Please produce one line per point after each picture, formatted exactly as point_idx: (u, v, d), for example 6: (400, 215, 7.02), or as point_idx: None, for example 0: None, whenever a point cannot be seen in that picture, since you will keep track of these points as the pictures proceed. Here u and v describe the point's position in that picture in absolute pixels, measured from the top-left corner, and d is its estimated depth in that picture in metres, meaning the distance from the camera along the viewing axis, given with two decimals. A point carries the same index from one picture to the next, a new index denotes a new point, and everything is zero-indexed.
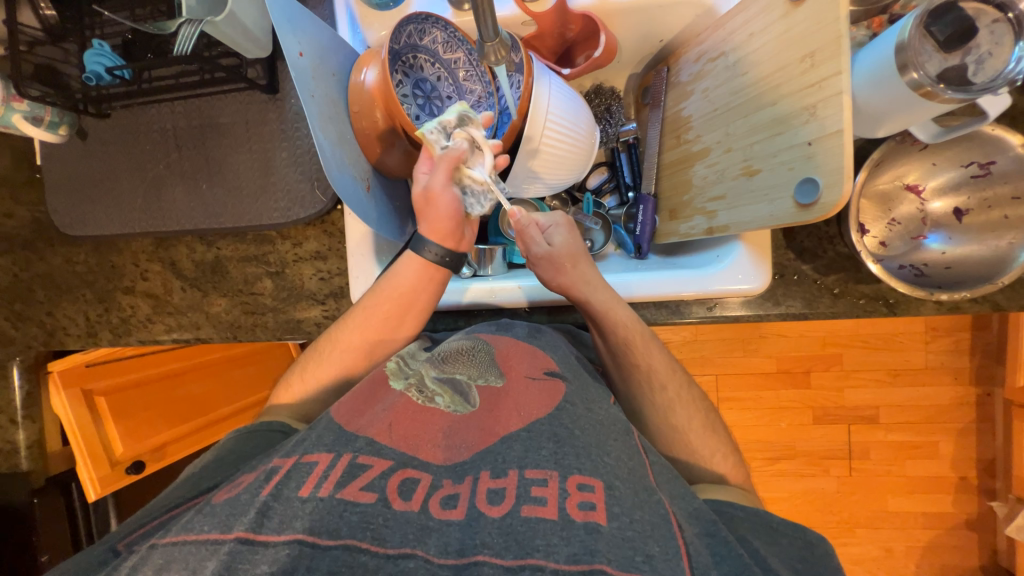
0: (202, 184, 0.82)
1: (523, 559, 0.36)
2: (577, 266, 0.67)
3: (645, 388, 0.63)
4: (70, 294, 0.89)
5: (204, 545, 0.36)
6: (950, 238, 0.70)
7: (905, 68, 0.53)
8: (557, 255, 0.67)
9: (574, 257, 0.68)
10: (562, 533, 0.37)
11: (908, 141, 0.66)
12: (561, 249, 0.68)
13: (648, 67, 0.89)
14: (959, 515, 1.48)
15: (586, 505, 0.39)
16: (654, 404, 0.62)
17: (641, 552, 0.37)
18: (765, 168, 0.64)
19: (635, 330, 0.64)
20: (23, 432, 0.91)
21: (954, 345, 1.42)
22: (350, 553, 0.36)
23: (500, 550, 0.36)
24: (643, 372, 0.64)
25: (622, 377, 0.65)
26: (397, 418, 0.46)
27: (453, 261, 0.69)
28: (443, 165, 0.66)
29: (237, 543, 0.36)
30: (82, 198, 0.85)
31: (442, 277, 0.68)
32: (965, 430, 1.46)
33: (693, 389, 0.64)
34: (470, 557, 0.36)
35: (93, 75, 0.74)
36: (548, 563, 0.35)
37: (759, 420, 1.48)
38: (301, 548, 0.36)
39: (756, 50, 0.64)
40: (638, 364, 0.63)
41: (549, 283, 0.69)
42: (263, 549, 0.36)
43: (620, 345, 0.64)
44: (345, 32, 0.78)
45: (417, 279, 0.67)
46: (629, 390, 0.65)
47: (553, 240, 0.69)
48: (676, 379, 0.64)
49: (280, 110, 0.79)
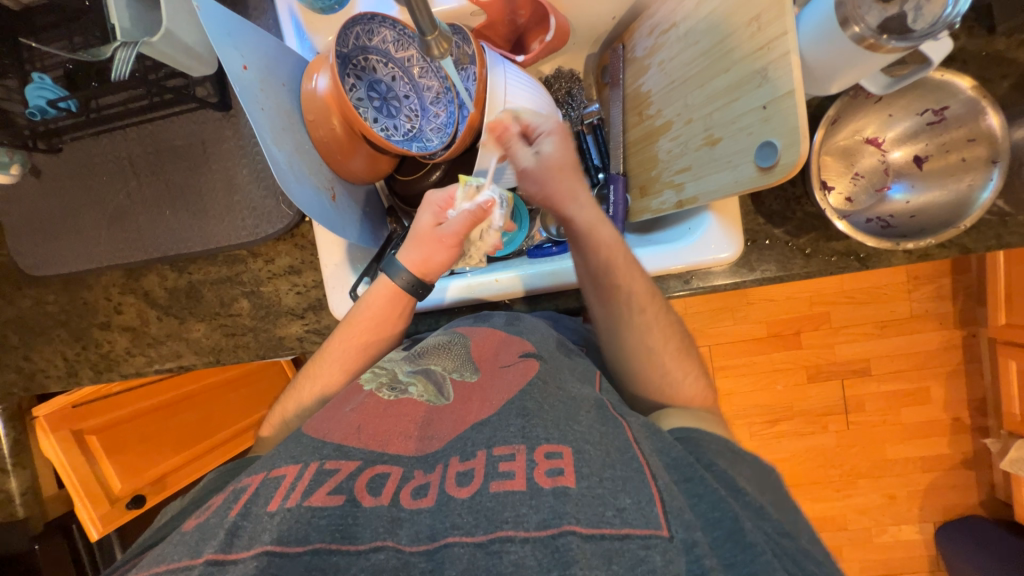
0: (166, 210, 0.80)
1: (493, 533, 0.36)
2: (565, 179, 0.64)
3: (624, 309, 0.62)
4: (45, 335, 0.88)
5: (172, 571, 0.36)
6: (913, 187, 0.71)
7: (846, 22, 0.54)
8: (549, 164, 0.64)
9: (563, 171, 0.65)
10: (531, 502, 0.37)
11: (862, 94, 0.66)
12: (551, 158, 0.65)
13: (605, 46, 0.88)
14: (956, 455, 1.52)
15: (554, 471, 0.39)
16: (631, 324, 0.62)
17: (612, 506, 0.37)
18: (725, 136, 0.63)
19: (619, 254, 0.62)
20: (15, 480, 0.92)
21: (936, 291, 1.45)
22: (320, 557, 0.35)
23: (471, 528, 0.36)
24: (620, 296, 0.62)
25: (599, 296, 0.63)
26: (365, 419, 0.46)
27: (415, 283, 0.66)
28: (463, 218, 0.65)
29: (206, 565, 0.35)
30: (45, 237, 0.83)
31: (407, 302, 0.66)
32: (954, 372, 1.49)
33: (673, 316, 0.64)
34: (440, 540, 0.36)
35: (37, 110, 0.72)
36: (518, 533, 0.36)
37: (754, 385, 1.50)
38: (269, 559, 0.35)
39: (706, 18, 0.64)
40: (619, 286, 0.62)
41: (532, 188, 0.66)
42: (233, 566, 0.35)
43: (602, 266, 0.62)
44: (292, 40, 0.77)
45: (385, 299, 0.66)
46: (606, 310, 0.63)
47: (545, 151, 0.65)
48: (655, 303, 0.63)
49: (235, 127, 0.77)
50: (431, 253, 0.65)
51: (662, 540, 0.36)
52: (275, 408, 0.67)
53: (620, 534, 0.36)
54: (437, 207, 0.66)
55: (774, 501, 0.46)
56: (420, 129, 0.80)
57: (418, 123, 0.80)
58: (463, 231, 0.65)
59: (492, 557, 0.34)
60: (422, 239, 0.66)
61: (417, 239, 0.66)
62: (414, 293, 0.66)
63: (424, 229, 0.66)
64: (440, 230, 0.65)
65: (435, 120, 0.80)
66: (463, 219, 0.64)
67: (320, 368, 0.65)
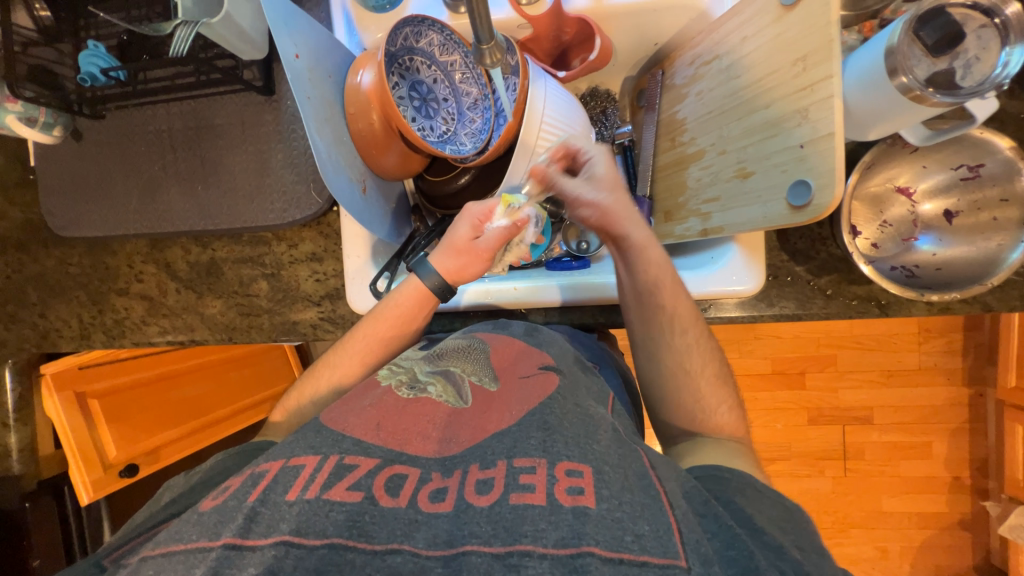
0: (198, 185, 0.81)
1: (511, 546, 0.35)
2: (619, 195, 0.66)
3: (666, 332, 0.63)
4: (64, 295, 0.89)
5: (191, 552, 0.36)
6: (941, 240, 0.71)
7: (894, 72, 0.54)
8: (603, 182, 0.66)
9: (616, 187, 0.66)
10: (550, 518, 0.37)
11: (898, 144, 0.67)
12: (603, 176, 0.67)
13: (643, 70, 0.90)
14: (953, 515, 1.49)
15: (575, 491, 0.39)
16: (674, 347, 0.63)
17: (631, 531, 0.37)
18: (758, 170, 0.64)
19: (665, 273, 0.63)
20: (15, 435, 0.93)
21: (947, 346, 1.43)
22: (337, 552, 0.36)
23: (489, 539, 0.36)
24: (666, 322, 0.63)
25: (642, 319, 0.65)
26: (384, 416, 0.47)
27: (444, 287, 0.67)
28: (499, 235, 0.67)
29: (224, 548, 0.36)
30: (76, 199, 0.85)
31: (430, 301, 0.67)
32: (958, 430, 1.47)
33: (713, 344, 0.64)
34: (458, 547, 0.36)
35: (87, 75, 0.74)
36: (536, 548, 0.35)
37: (754, 421, 1.49)
38: (287, 549, 0.35)
39: (748, 54, 0.65)
40: (662, 307, 0.63)
41: (588, 213, 0.65)
42: (249, 552, 0.36)
43: (648, 285, 0.63)
44: (341, 34, 0.79)
45: (412, 299, 0.66)
46: (648, 332, 0.64)
47: (597, 171, 0.67)
48: (697, 326, 0.64)
49: (275, 112, 0.79)
50: (466, 263, 0.67)
51: (683, 571, 0.35)
52: (288, 393, 0.68)
53: (639, 562, 0.35)
54: (477, 218, 0.67)
55: (794, 544, 0.45)
56: (455, 132, 0.82)
57: (454, 127, 0.81)
58: (495, 248, 0.67)
59: (510, 571, 0.34)
60: (456, 250, 0.67)
61: (453, 250, 0.67)
62: (439, 294, 0.67)
63: (461, 241, 0.66)
64: (477, 244, 0.67)
65: (470, 125, 0.81)
66: (499, 235, 0.67)
67: (338, 360, 0.66)
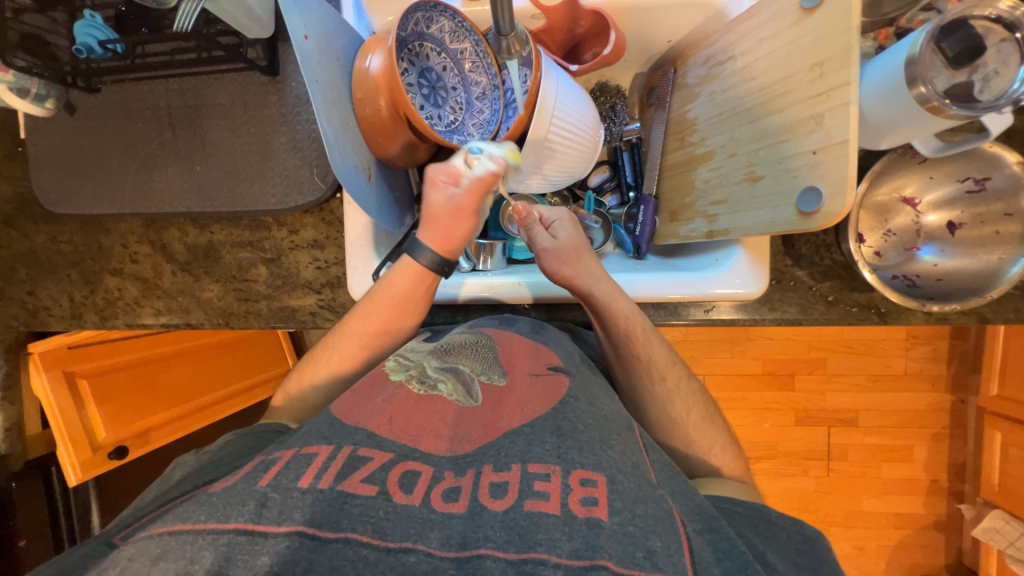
0: (195, 166, 0.79)
1: (525, 553, 0.35)
2: (580, 259, 0.67)
3: (644, 378, 0.63)
4: (54, 273, 0.87)
5: (199, 534, 0.35)
6: (942, 251, 0.72)
7: (913, 81, 0.54)
8: (564, 249, 0.67)
9: (577, 252, 0.67)
10: (564, 528, 0.37)
11: (909, 154, 0.68)
12: (565, 241, 0.68)
13: (654, 68, 0.89)
14: (929, 516, 1.54)
15: (588, 501, 0.39)
16: (653, 390, 0.63)
17: (643, 548, 0.37)
18: (769, 174, 0.64)
19: (636, 324, 0.64)
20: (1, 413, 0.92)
21: (933, 353, 1.47)
22: (351, 547, 0.35)
23: (502, 544, 0.36)
24: (642, 369, 0.63)
25: (622, 367, 0.65)
26: (396, 411, 0.46)
27: (441, 264, 0.66)
28: (473, 189, 0.63)
29: (235, 534, 0.35)
30: (68, 175, 0.82)
31: (432, 279, 0.66)
32: (939, 434, 1.51)
33: (691, 382, 0.65)
34: (472, 550, 0.36)
35: (83, 48, 0.71)
36: (550, 557, 0.35)
37: (744, 420, 1.51)
38: (301, 539, 0.35)
39: (764, 57, 0.65)
40: (638, 355, 0.63)
41: (553, 275, 0.67)
42: (262, 539, 0.35)
43: (621, 337, 0.64)
44: (350, 16, 0.77)
45: (410, 279, 0.65)
46: (629, 378, 0.65)
47: (559, 236, 0.69)
48: (675, 371, 0.64)
49: (280, 93, 0.77)
50: (449, 230, 0.65)
51: None
52: (289, 375, 0.68)
53: None
54: (441, 181, 0.64)
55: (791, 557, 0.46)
56: (462, 122, 0.79)
57: (461, 116, 0.79)
58: (473, 200, 0.64)
59: None
60: (432, 218, 0.65)
61: (432, 218, 0.65)
62: (439, 271, 0.66)
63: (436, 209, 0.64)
64: (453, 206, 0.64)
65: (478, 116, 0.79)
66: (474, 189, 0.63)
67: (339, 344, 0.65)
